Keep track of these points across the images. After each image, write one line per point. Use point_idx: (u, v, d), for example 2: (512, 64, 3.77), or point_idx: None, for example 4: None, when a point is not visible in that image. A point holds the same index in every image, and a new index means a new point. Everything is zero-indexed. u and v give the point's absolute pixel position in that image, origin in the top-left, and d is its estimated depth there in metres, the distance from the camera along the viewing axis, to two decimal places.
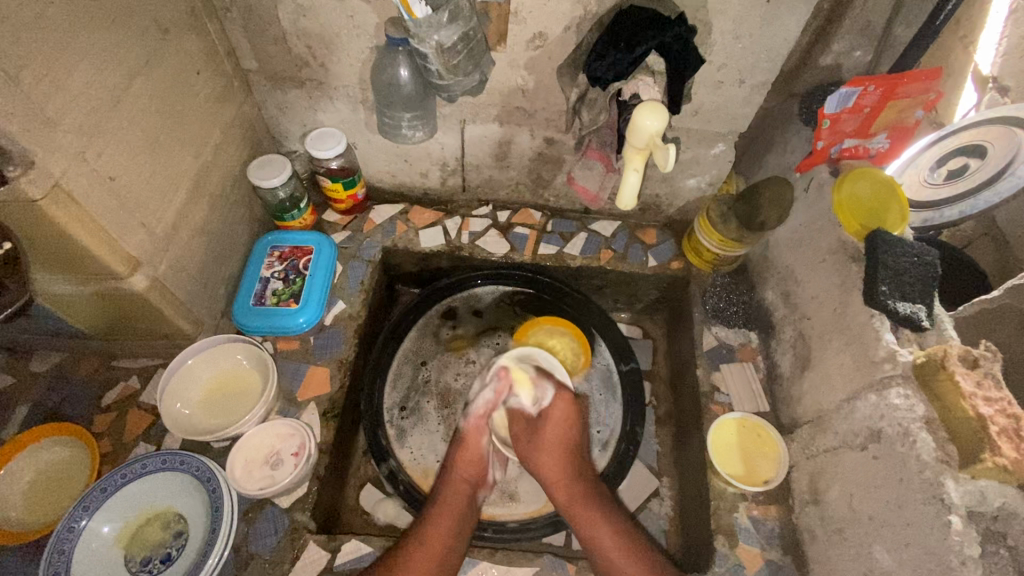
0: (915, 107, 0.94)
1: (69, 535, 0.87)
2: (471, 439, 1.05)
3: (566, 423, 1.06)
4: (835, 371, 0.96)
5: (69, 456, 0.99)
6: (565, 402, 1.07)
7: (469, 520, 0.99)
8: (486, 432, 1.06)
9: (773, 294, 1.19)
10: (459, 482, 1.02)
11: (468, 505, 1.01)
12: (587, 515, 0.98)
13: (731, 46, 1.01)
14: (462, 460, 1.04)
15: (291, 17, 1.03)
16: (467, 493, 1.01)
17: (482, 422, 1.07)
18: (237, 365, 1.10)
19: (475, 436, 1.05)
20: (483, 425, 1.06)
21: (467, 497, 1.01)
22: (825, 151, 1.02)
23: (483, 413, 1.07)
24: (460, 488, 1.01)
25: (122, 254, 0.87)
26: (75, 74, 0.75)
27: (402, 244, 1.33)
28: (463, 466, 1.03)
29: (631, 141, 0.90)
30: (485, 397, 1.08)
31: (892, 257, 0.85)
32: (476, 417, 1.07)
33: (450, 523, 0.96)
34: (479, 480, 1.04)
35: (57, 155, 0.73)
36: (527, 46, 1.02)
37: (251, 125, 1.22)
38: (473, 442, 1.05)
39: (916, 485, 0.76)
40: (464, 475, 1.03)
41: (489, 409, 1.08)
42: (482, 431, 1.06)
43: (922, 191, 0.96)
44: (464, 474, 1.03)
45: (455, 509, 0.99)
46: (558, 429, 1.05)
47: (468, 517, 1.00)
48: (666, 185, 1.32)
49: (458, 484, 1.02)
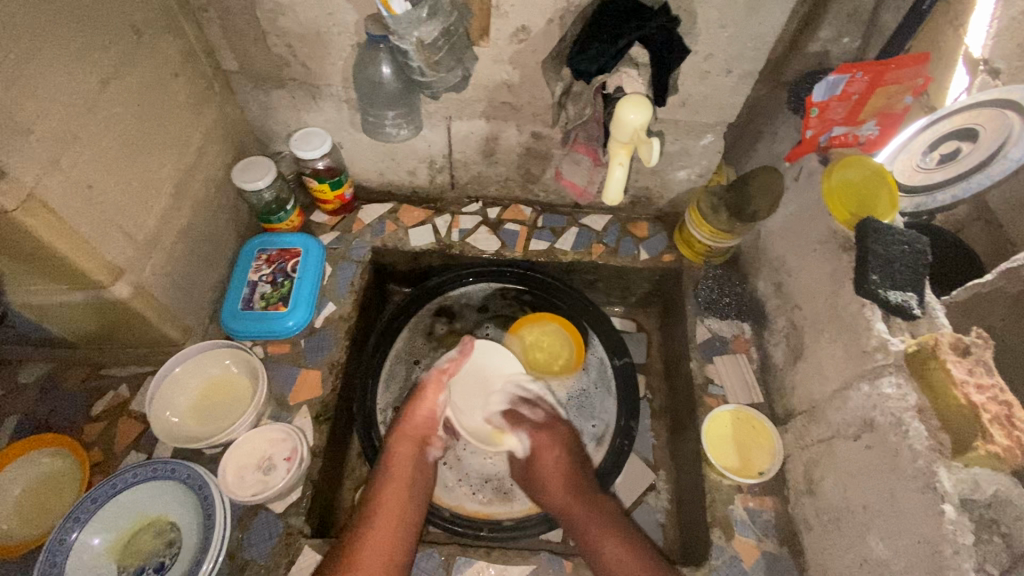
0: (903, 93, 0.93)
1: (60, 547, 0.86)
2: (427, 396, 1.08)
3: (553, 437, 1.07)
4: (828, 361, 0.96)
5: (58, 467, 0.98)
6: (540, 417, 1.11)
7: (419, 484, 1.01)
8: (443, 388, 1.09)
9: (765, 285, 1.19)
10: (404, 443, 1.03)
11: (417, 466, 1.02)
12: (592, 529, 0.96)
13: (717, 35, 0.99)
14: (411, 418, 1.06)
15: (269, 16, 1.01)
16: (412, 453, 1.02)
17: (442, 379, 1.09)
18: (225, 370, 1.09)
19: (430, 392, 1.08)
20: (443, 380, 1.09)
21: (414, 457, 1.03)
22: (814, 140, 1.02)
23: (444, 368, 1.11)
24: (405, 451, 1.02)
25: (103, 263, 0.86)
26: (46, 79, 0.73)
27: (392, 244, 1.32)
28: (409, 424, 1.05)
29: (613, 135, 0.88)
30: (450, 355, 1.12)
31: (883, 246, 0.84)
32: (438, 372, 1.10)
33: (402, 487, 0.98)
34: (427, 439, 1.06)
35: (29, 163, 0.71)
36: (510, 41, 1.01)
37: (233, 127, 1.20)
38: (428, 398, 1.08)
39: (909, 474, 0.76)
40: (410, 434, 1.04)
41: (450, 368, 1.11)
42: (438, 386, 1.09)
43: (914, 176, 0.95)
44: (411, 435, 1.04)
45: (404, 474, 1.00)
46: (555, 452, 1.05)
47: (421, 479, 1.02)
48: (656, 177, 1.30)
49: (401, 446, 1.03)
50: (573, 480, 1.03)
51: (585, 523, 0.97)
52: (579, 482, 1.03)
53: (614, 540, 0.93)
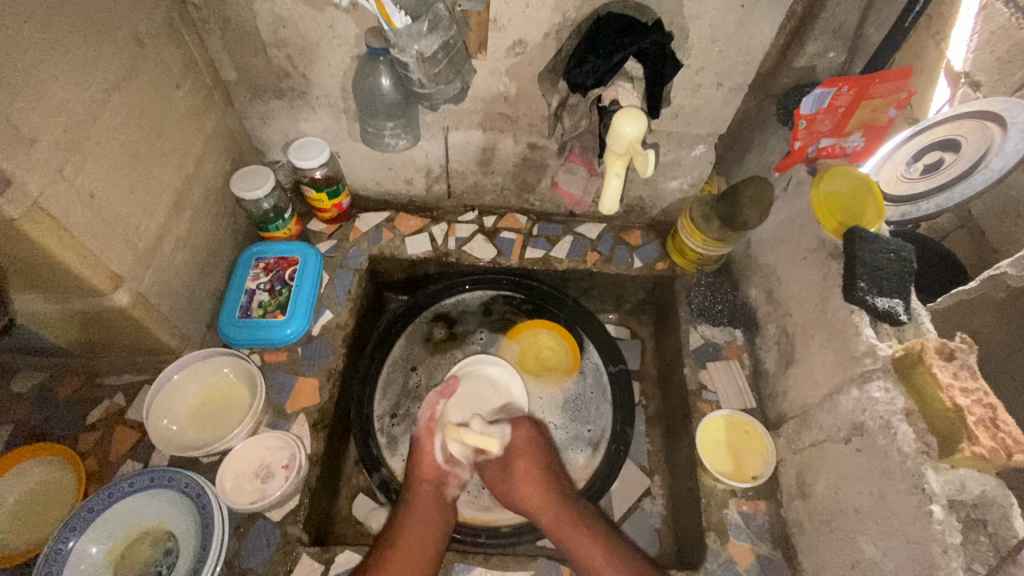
0: (887, 106, 0.97)
1: (56, 556, 0.85)
2: (425, 443, 1.09)
3: (531, 456, 1.07)
4: (818, 366, 0.98)
5: (53, 477, 0.98)
6: (525, 436, 1.10)
7: (441, 518, 1.01)
8: (436, 434, 1.11)
9: (756, 292, 1.21)
10: (421, 484, 1.04)
11: (437, 504, 1.02)
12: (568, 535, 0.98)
13: (708, 50, 1.03)
14: (420, 464, 1.07)
15: (270, 28, 1.03)
16: (432, 492, 1.04)
17: (432, 425, 1.12)
18: (224, 377, 1.09)
19: (427, 440, 1.10)
20: (433, 426, 1.12)
21: (434, 497, 1.03)
22: (802, 150, 1.05)
23: (429, 416, 1.14)
24: (424, 488, 1.04)
25: (104, 271, 0.87)
26: (52, 89, 0.75)
27: (389, 252, 1.33)
28: (422, 469, 1.06)
29: (610, 145, 0.90)
30: (432, 401, 1.15)
31: (870, 254, 0.86)
32: (426, 421, 1.13)
33: (422, 519, 0.98)
34: (440, 480, 1.07)
35: (34, 172, 0.72)
36: (507, 54, 1.03)
37: (232, 137, 1.21)
38: (427, 445, 1.09)
39: (898, 476, 0.78)
40: (423, 476, 1.05)
41: (434, 415, 1.13)
42: (433, 431, 1.11)
43: (899, 186, 0.97)
44: (426, 474, 1.06)
45: (427, 507, 1.01)
46: (525, 458, 1.07)
47: (442, 515, 1.01)
48: (649, 186, 1.33)
49: (420, 484, 1.04)
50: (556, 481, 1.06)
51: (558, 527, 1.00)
52: (560, 489, 1.05)
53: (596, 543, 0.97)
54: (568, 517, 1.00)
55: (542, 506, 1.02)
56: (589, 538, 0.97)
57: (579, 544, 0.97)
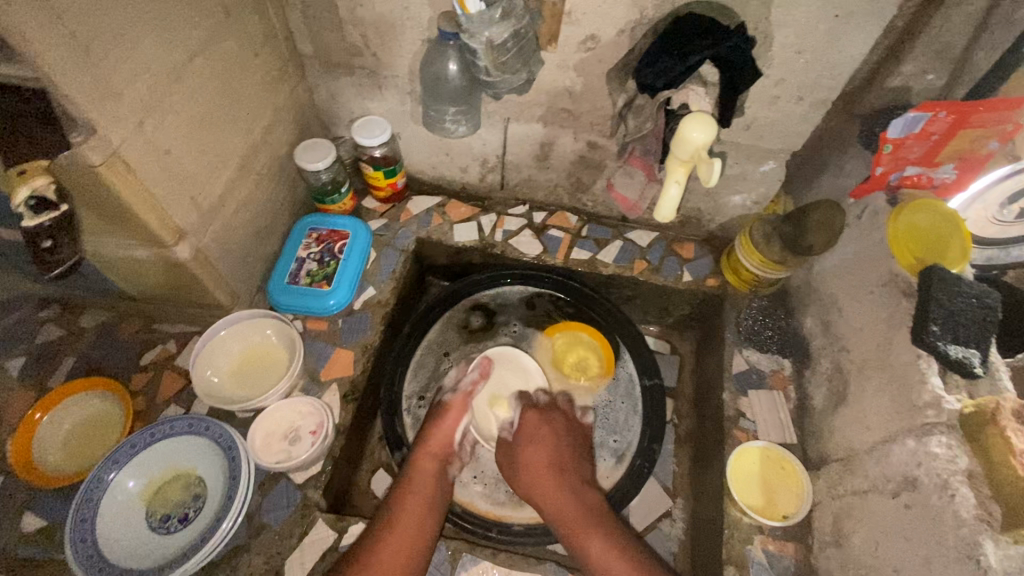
0: (989, 137, 0.86)
1: (98, 484, 0.92)
2: (450, 414, 1.10)
3: (545, 441, 1.07)
4: (872, 410, 0.91)
5: (103, 410, 1.05)
6: (535, 416, 1.12)
7: (439, 497, 1.00)
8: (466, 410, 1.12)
9: (811, 322, 1.14)
10: (425, 456, 1.05)
11: (436, 480, 1.03)
12: (572, 525, 0.96)
13: (792, 60, 0.98)
14: (431, 438, 1.07)
15: (348, 5, 1.05)
16: (435, 469, 1.04)
17: (464, 399, 1.13)
18: (265, 339, 1.13)
19: (454, 412, 1.11)
20: (466, 402, 1.13)
21: (436, 472, 1.04)
22: (884, 177, 0.97)
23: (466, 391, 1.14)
24: (427, 463, 1.04)
25: (169, 224, 0.91)
26: (142, 48, 0.79)
27: (436, 236, 1.34)
28: (432, 441, 1.07)
29: (674, 151, 0.87)
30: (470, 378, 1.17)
31: (948, 296, 0.79)
32: (462, 393, 1.14)
33: (418, 501, 0.98)
34: (448, 458, 1.07)
35: (117, 124, 0.77)
36: (578, 48, 1.01)
37: (302, 109, 1.26)
38: (451, 417, 1.10)
39: (950, 542, 0.71)
40: (432, 449, 1.06)
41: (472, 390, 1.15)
42: (463, 408, 1.12)
43: (988, 228, 0.89)
44: (433, 450, 1.06)
45: (426, 486, 1.01)
46: (535, 446, 1.07)
47: (438, 496, 1.00)
48: (709, 199, 1.29)
49: (422, 459, 1.04)
50: (564, 475, 1.03)
51: (567, 518, 0.97)
52: (571, 482, 1.03)
53: (604, 538, 0.93)
54: (576, 511, 0.98)
55: (554, 499, 1.00)
56: (601, 537, 0.93)
57: (585, 543, 0.93)
